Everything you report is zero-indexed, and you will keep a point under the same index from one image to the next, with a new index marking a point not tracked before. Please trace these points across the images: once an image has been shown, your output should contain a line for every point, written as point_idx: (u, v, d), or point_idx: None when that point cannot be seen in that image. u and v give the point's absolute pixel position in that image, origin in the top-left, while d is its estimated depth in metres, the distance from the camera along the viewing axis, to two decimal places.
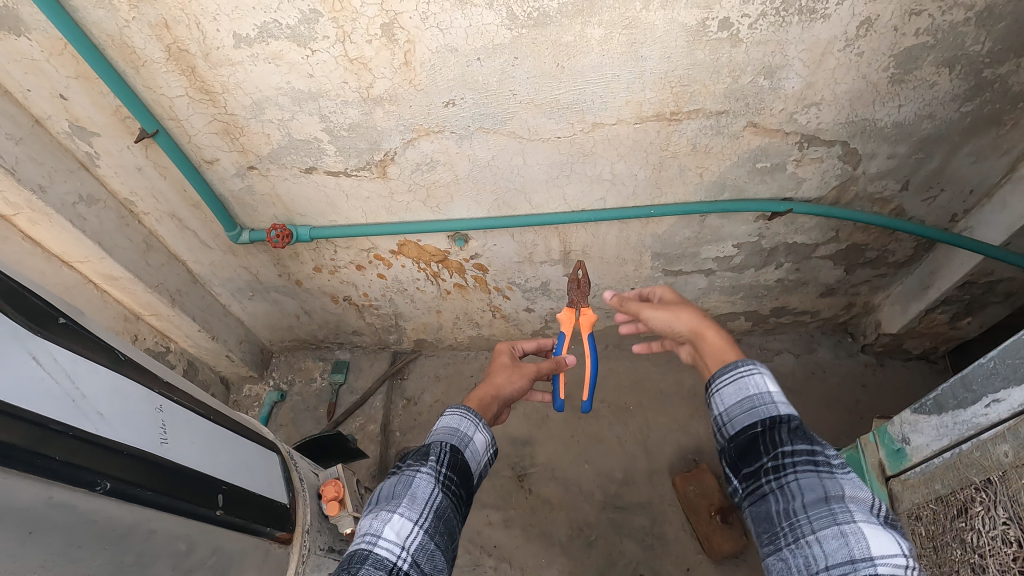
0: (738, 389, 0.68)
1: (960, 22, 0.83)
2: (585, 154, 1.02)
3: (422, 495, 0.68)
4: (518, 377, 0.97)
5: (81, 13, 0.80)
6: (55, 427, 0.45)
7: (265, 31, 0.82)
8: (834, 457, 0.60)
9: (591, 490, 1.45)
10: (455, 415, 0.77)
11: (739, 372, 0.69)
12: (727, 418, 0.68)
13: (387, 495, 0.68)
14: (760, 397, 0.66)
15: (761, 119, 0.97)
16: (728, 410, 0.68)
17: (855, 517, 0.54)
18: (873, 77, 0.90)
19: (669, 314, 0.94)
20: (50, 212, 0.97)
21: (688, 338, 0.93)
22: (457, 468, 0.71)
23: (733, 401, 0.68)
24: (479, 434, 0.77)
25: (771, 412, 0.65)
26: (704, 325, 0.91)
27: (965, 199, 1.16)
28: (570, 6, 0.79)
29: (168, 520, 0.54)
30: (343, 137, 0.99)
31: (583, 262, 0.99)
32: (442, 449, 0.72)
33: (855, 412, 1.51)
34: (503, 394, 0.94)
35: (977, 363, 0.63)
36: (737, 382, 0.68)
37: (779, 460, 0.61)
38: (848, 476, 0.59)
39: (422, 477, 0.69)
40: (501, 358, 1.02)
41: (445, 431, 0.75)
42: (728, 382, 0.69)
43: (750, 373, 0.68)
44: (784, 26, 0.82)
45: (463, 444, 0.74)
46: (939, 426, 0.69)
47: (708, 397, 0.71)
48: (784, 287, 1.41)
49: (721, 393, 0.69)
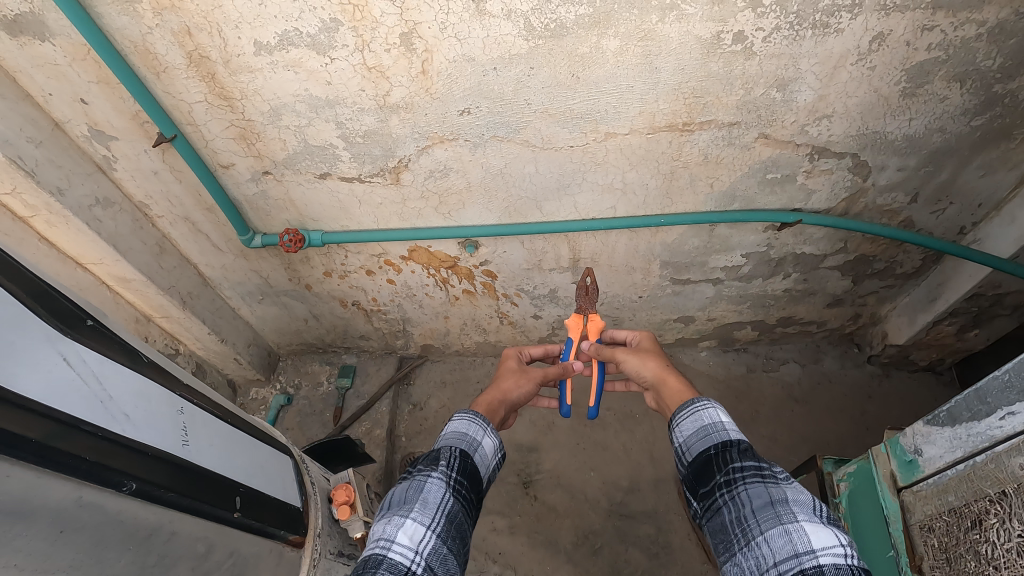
0: (694, 420, 0.76)
1: (972, 38, 0.84)
2: (597, 163, 1.03)
3: (434, 499, 0.69)
4: (525, 381, 0.99)
5: (105, 19, 0.81)
6: (84, 428, 0.46)
7: (286, 39, 0.83)
8: (780, 471, 0.67)
9: (597, 497, 1.45)
10: (463, 421, 0.80)
11: (694, 407, 0.77)
12: (686, 447, 0.76)
13: (399, 500, 0.69)
14: (713, 424, 0.74)
15: (772, 130, 0.97)
16: (687, 439, 0.76)
17: (798, 517, 0.60)
18: (885, 90, 0.91)
19: (638, 362, 0.95)
20: (67, 215, 0.98)
21: (650, 384, 0.93)
22: (467, 472, 0.74)
23: (690, 431, 0.76)
24: (487, 439, 0.80)
25: (723, 437, 0.72)
26: (668, 370, 0.91)
27: (974, 211, 1.17)
28: (587, 18, 0.80)
29: (189, 522, 0.55)
30: (359, 144, 1.00)
31: (590, 270, 0.98)
32: (452, 454, 0.74)
33: (861, 423, 1.52)
34: (510, 398, 0.97)
35: (992, 376, 0.64)
36: (693, 415, 0.77)
37: (727, 474, 0.68)
38: (794, 485, 0.65)
39: (433, 481, 0.70)
40: (510, 362, 1.04)
41: (454, 436, 0.78)
42: (686, 416, 0.78)
43: (704, 406, 0.77)
44: (797, 39, 0.83)
45: (472, 448, 0.77)
46: (952, 438, 0.69)
47: (669, 430, 0.80)
48: (791, 297, 1.42)
49: (680, 426, 0.77)
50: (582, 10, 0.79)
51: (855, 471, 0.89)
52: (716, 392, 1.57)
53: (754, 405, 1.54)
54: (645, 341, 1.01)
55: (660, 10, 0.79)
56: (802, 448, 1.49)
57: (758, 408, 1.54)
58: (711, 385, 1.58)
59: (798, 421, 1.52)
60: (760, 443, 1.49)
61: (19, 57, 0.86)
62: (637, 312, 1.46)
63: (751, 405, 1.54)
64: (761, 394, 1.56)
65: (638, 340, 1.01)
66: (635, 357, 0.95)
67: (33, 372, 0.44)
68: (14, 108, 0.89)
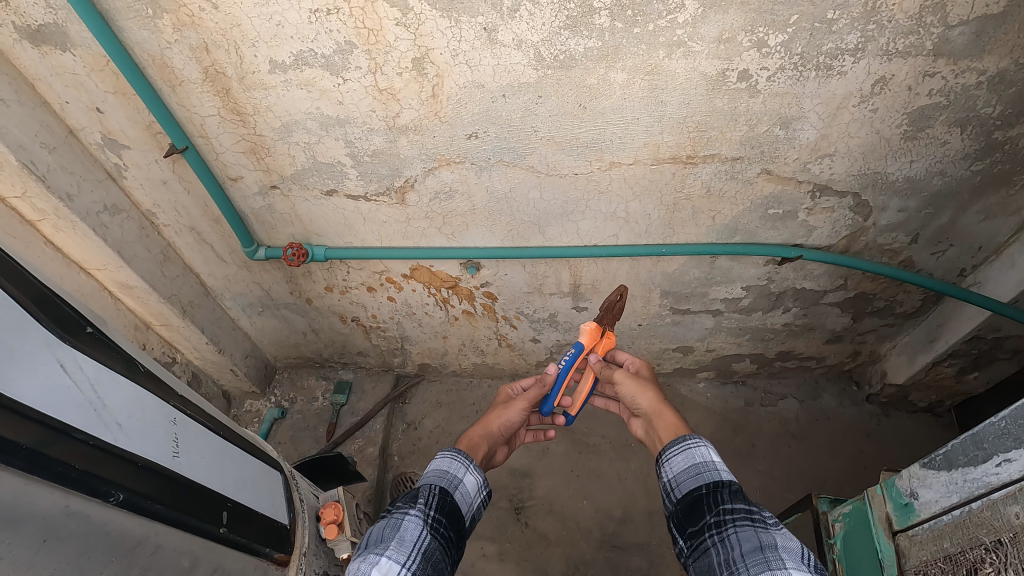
0: (686, 457, 0.76)
1: (973, 85, 0.86)
2: (601, 191, 1.04)
3: (410, 537, 0.69)
4: (509, 411, 0.99)
5: (125, 33, 0.83)
6: (77, 436, 0.46)
7: (301, 59, 0.85)
8: (770, 516, 0.66)
9: (589, 527, 1.42)
10: (446, 459, 0.81)
11: (686, 444, 0.77)
12: (675, 484, 0.76)
13: (376, 539, 0.69)
14: (705, 464, 0.74)
15: (775, 166, 0.99)
16: (677, 476, 0.76)
17: (787, 564, 0.60)
18: (887, 132, 0.92)
19: (636, 389, 0.95)
20: (74, 220, 0.99)
21: (645, 414, 0.93)
22: (446, 510, 0.74)
23: (681, 468, 0.76)
24: (469, 476, 0.81)
25: (715, 477, 0.72)
26: (663, 404, 0.91)
27: (974, 254, 1.17)
28: (595, 50, 0.82)
29: (174, 535, 0.54)
30: (366, 162, 1.02)
31: (626, 289, 0.99)
32: (431, 492, 0.75)
33: (859, 462, 1.50)
34: (493, 430, 0.97)
35: (989, 422, 0.64)
36: (686, 452, 0.76)
37: (718, 518, 0.68)
38: (783, 532, 0.64)
39: (410, 519, 0.71)
40: (501, 398, 1.06)
41: (435, 474, 0.79)
42: (678, 451, 0.77)
43: (696, 444, 0.77)
44: (801, 80, 0.85)
45: (452, 486, 0.79)
46: (948, 483, 0.68)
47: (659, 465, 0.80)
48: (791, 331, 1.42)
49: (670, 462, 0.77)
50: (591, 42, 0.81)
51: (851, 512, 0.88)
52: (713, 424, 1.55)
53: (751, 439, 1.53)
54: (644, 369, 1.01)
55: (667, 46, 0.81)
56: (799, 485, 1.47)
57: (754, 442, 1.53)
58: (708, 417, 1.57)
59: (796, 457, 1.51)
60: (756, 478, 1.48)
61: (40, 66, 0.88)
62: (636, 339, 1.46)
63: (747, 439, 1.53)
64: (759, 428, 1.55)
65: (638, 367, 1.01)
66: (632, 382, 0.94)
67: (29, 377, 0.44)
68: (30, 114, 0.91)
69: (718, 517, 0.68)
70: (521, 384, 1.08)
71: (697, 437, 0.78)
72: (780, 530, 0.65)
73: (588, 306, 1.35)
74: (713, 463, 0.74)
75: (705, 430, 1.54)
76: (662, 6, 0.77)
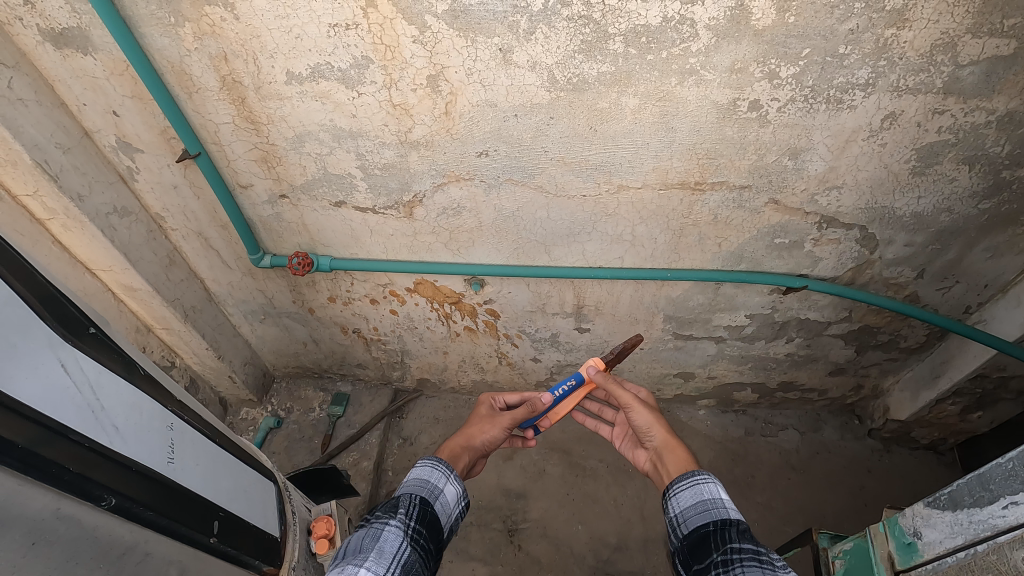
0: (693, 493, 0.75)
1: (981, 124, 0.86)
2: (608, 214, 1.05)
3: (390, 548, 0.68)
4: (492, 427, 0.98)
5: (147, 39, 0.85)
6: (73, 437, 0.46)
7: (317, 71, 0.86)
8: (778, 559, 0.65)
9: (583, 553, 1.40)
10: (426, 468, 0.80)
11: (694, 479, 0.76)
12: (682, 519, 0.74)
13: (354, 549, 0.68)
14: (713, 501, 0.73)
15: (783, 197, 0.99)
16: (683, 511, 0.75)
17: None
18: (895, 167, 0.93)
19: (647, 421, 0.92)
20: (84, 220, 1.00)
21: (655, 447, 0.91)
22: (426, 521, 0.74)
23: (688, 503, 0.75)
24: (449, 486, 0.80)
25: (722, 515, 0.71)
26: (673, 439, 0.89)
27: (980, 292, 1.17)
28: (608, 75, 0.83)
29: (164, 543, 0.53)
30: (376, 175, 1.02)
31: (638, 343, 1.03)
32: (412, 502, 0.74)
33: (859, 498, 1.48)
34: (476, 444, 0.95)
35: (995, 463, 0.63)
36: (693, 487, 0.76)
37: (726, 555, 0.66)
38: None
39: (391, 530, 0.70)
40: (483, 408, 1.04)
41: (415, 483, 0.78)
42: (685, 487, 0.77)
43: (704, 480, 0.76)
44: (811, 112, 0.85)
45: (433, 496, 0.78)
46: (953, 524, 0.67)
47: (665, 501, 0.78)
48: (793, 361, 1.41)
49: (678, 496, 0.76)
50: (604, 67, 0.82)
51: (852, 548, 0.86)
52: (712, 453, 1.54)
53: (750, 469, 1.51)
54: (650, 400, 1.00)
55: (679, 74, 0.82)
56: (798, 519, 1.44)
57: (753, 473, 1.51)
58: (707, 445, 1.55)
59: (795, 490, 1.49)
60: (755, 510, 1.45)
61: (60, 68, 0.90)
62: (637, 363, 1.45)
63: (747, 469, 1.51)
64: (758, 459, 1.53)
65: (646, 397, 1.00)
66: (645, 413, 0.92)
67: (29, 376, 0.44)
68: (48, 115, 0.92)
69: (726, 553, 0.66)
70: (506, 399, 1.06)
71: (708, 474, 0.77)
72: (787, 575, 0.64)
73: (590, 328, 1.35)
74: (723, 500, 0.73)
75: (704, 458, 1.52)
76: (675, 34, 0.78)
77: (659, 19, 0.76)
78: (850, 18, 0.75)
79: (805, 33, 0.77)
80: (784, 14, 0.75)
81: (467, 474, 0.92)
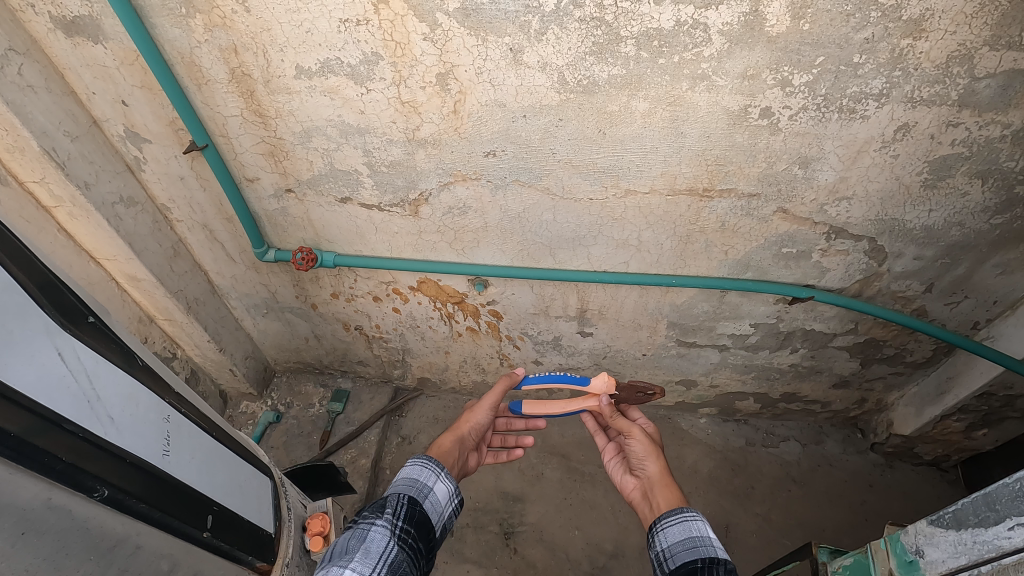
0: (682, 529, 0.75)
1: (996, 138, 0.85)
2: (615, 218, 1.04)
3: (376, 548, 0.68)
4: (476, 415, 1.00)
5: (158, 29, 0.85)
6: (68, 427, 0.45)
7: (326, 66, 0.86)
8: None
9: (578, 559, 1.39)
10: (416, 466, 0.80)
11: (683, 515, 0.77)
12: (668, 554, 0.74)
13: (341, 551, 0.68)
14: (701, 538, 0.73)
15: (791, 206, 0.98)
16: (671, 546, 0.75)
17: None
18: (906, 179, 0.92)
19: (644, 453, 0.92)
20: (89, 209, 1.00)
21: (646, 479, 0.90)
22: (415, 520, 0.74)
23: (676, 539, 0.75)
24: (440, 484, 0.80)
25: (711, 553, 0.71)
26: (663, 479, 0.88)
27: (989, 308, 1.15)
28: (619, 78, 0.82)
29: (156, 537, 0.53)
30: (383, 172, 1.02)
31: (662, 392, 0.99)
32: (399, 502, 0.74)
33: (860, 512, 1.46)
34: (465, 437, 0.97)
35: (1002, 483, 0.60)
36: (682, 523, 0.76)
37: None
38: None
39: (377, 529, 0.70)
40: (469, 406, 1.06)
41: (404, 483, 0.78)
42: (674, 522, 0.77)
43: (693, 518, 0.76)
44: (823, 121, 0.85)
45: (422, 494, 0.77)
46: (957, 543, 0.65)
47: (652, 536, 0.78)
48: (797, 373, 1.40)
49: (666, 532, 0.76)
50: (615, 70, 0.81)
51: (851, 564, 0.86)
52: (712, 463, 1.52)
53: (750, 480, 1.50)
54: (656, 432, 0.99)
55: (691, 79, 0.81)
56: (797, 532, 1.43)
57: (753, 484, 1.49)
58: (707, 454, 1.54)
59: (796, 503, 1.47)
60: (754, 522, 1.44)
61: (70, 56, 0.90)
62: (639, 369, 1.43)
63: (747, 479, 1.50)
64: (759, 470, 1.51)
65: (648, 425, 1.00)
66: (643, 442, 0.91)
67: (25, 364, 0.44)
68: (57, 102, 0.92)
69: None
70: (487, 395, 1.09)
71: (694, 509, 0.77)
72: None
73: (593, 332, 1.34)
74: (708, 539, 0.73)
75: (704, 467, 1.51)
76: (688, 39, 0.77)
77: (672, 23, 0.76)
78: (866, 27, 0.74)
79: (819, 41, 0.76)
80: (799, 22, 0.74)
81: (460, 468, 0.93)
